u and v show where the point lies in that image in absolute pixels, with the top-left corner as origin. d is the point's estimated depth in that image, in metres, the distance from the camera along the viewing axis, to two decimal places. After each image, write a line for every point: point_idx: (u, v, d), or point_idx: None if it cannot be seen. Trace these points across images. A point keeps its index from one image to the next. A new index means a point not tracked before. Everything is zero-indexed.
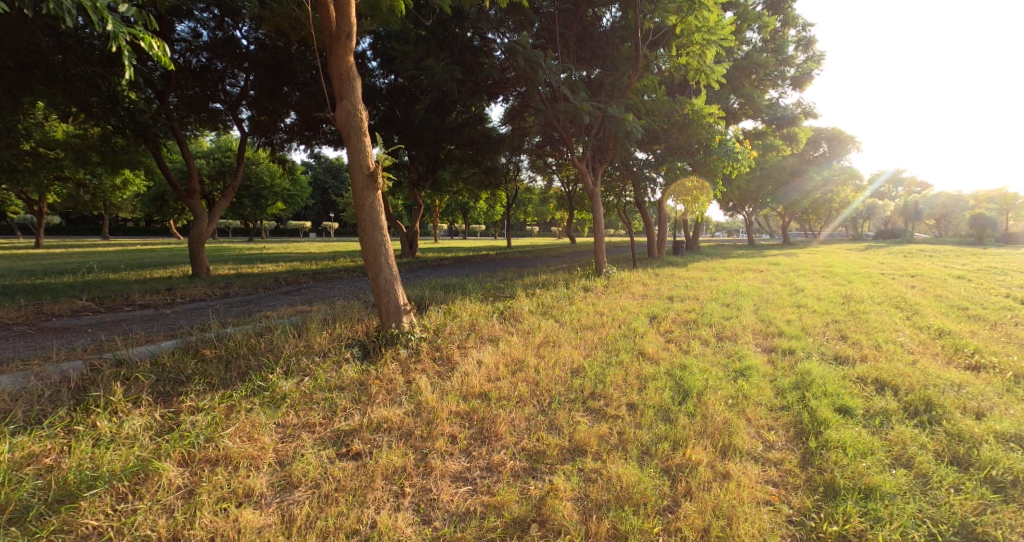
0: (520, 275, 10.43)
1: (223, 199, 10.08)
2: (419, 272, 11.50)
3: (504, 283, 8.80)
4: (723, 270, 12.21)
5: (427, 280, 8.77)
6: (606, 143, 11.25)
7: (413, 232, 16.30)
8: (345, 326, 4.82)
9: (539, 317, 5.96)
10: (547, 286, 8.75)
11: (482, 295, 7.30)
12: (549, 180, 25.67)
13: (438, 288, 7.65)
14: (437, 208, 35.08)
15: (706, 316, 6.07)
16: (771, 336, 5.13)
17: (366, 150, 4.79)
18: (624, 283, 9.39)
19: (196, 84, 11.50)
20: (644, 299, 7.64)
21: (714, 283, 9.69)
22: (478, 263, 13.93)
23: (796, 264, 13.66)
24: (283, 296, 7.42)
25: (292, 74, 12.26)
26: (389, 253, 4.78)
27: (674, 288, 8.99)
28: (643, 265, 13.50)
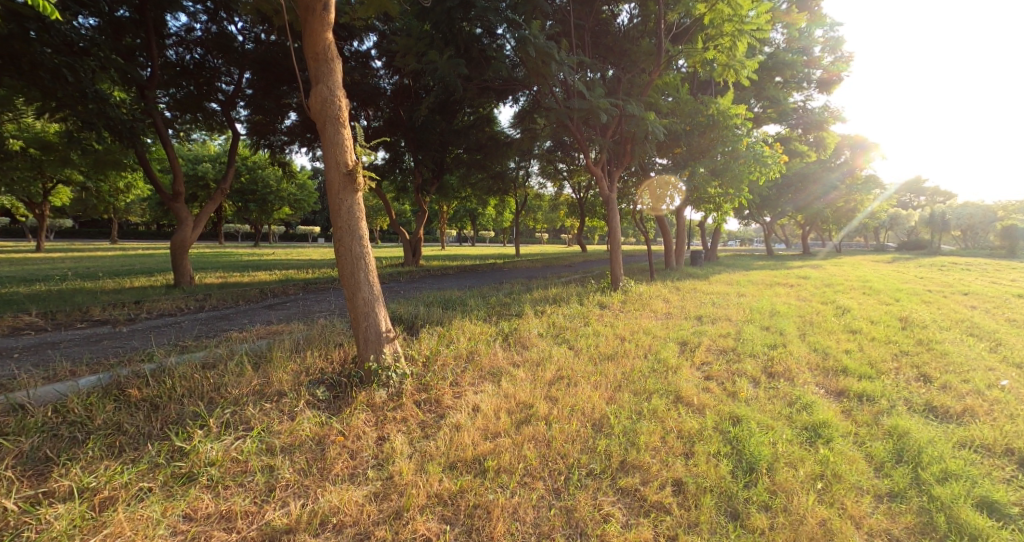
0: (530, 288, 9.59)
1: (212, 202, 9.40)
2: (421, 283, 10.71)
3: (512, 298, 7.96)
4: (751, 284, 11.25)
5: (426, 295, 7.95)
6: (624, 146, 10.41)
7: (416, 239, 15.56)
8: (317, 356, 4.01)
9: (551, 343, 5.11)
10: (559, 302, 7.90)
11: (485, 313, 6.46)
12: (561, 186, 24.86)
13: (436, 304, 6.83)
14: (446, 215, 34.40)
15: (746, 342, 5.20)
16: (831, 372, 4.26)
17: (345, 144, 3.99)
18: (643, 299, 8.49)
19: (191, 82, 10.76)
20: (670, 319, 6.76)
21: (743, 300, 8.78)
22: (485, 274, 13.14)
23: (828, 278, 12.66)
24: (264, 311, 6.63)
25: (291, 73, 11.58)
26: (370, 268, 3.97)
27: (700, 305, 8.09)
28: (662, 277, 12.59)
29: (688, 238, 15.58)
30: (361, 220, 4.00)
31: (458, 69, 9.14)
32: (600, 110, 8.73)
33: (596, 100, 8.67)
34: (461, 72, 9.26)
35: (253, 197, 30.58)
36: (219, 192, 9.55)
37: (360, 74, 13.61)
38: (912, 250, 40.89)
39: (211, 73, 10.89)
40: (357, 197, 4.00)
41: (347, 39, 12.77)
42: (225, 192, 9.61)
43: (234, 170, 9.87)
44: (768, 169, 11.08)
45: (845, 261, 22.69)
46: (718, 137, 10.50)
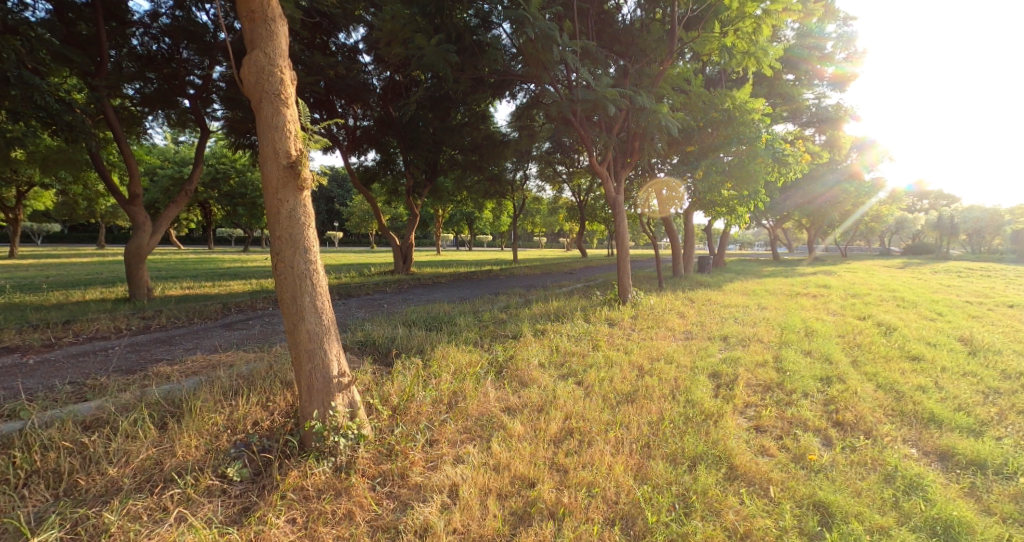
0: (529, 301, 8.67)
1: (175, 205, 8.47)
2: (409, 294, 9.75)
3: (508, 314, 7.04)
4: (769, 295, 10.33)
5: (411, 310, 7.02)
6: (631, 143, 9.52)
7: (408, 246, 14.67)
8: (248, 405, 3.09)
9: (556, 378, 4.20)
10: (563, 318, 6.97)
11: (476, 335, 5.52)
12: (560, 189, 23.93)
13: (420, 323, 5.89)
14: (441, 218, 33.40)
15: (791, 374, 4.30)
16: (914, 422, 3.35)
17: (287, 128, 3.01)
18: (657, 315, 7.55)
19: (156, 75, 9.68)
20: (691, 341, 5.84)
21: (768, 314, 7.88)
22: (481, 283, 12.23)
23: (851, 287, 11.77)
24: (218, 332, 5.66)
25: None
26: (320, 291, 3.00)
27: (721, 321, 7.18)
28: (671, 286, 11.67)
29: (696, 241, 14.51)
30: (309, 227, 3.03)
31: (449, 57, 8.25)
32: (608, 102, 7.85)
33: (603, 90, 7.80)
34: (453, 60, 8.37)
35: (242, 201, 29.59)
36: (183, 193, 8.59)
37: (348, 69, 12.72)
38: (919, 254, 40.15)
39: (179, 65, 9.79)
40: (303, 197, 3.03)
41: (333, 30, 11.90)
42: (190, 193, 8.65)
43: (201, 165, 8.89)
44: (787, 168, 10.24)
45: (858, 267, 21.78)
46: (734, 134, 9.63)
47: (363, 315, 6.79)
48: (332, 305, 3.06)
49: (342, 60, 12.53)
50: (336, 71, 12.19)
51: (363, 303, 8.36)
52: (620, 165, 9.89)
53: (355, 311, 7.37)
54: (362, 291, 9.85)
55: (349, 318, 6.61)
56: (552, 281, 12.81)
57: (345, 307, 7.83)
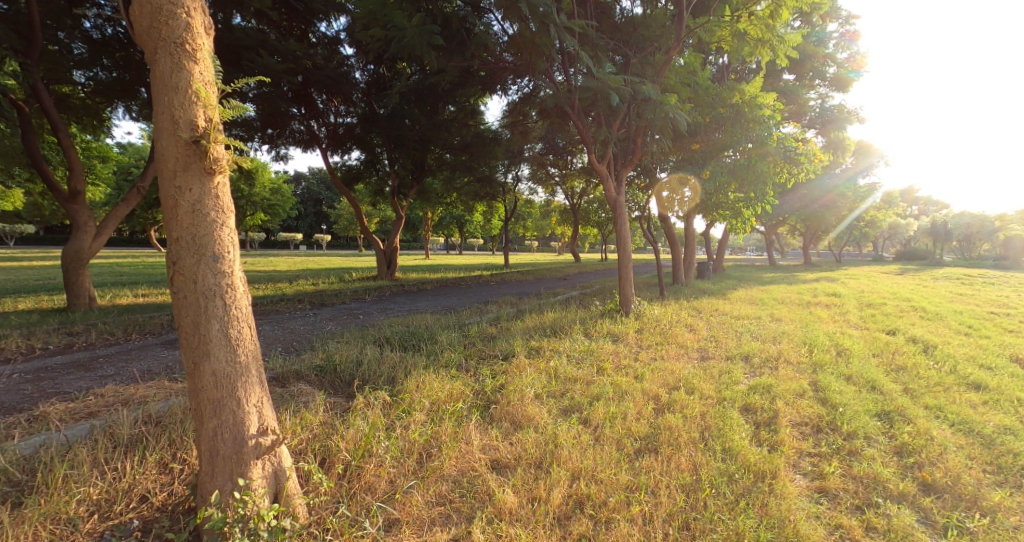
0: (522, 312, 7.88)
1: (124, 205, 7.57)
2: (390, 303, 8.92)
3: (497, 329, 6.22)
4: (778, 305, 9.66)
5: (387, 325, 6.19)
6: (634, 139, 8.77)
7: (392, 250, 13.85)
8: (138, 470, 2.33)
9: (557, 416, 3.42)
10: (560, 333, 6.17)
11: (460, 358, 4.69)
12: (553, 191, 23.20)
13: (394, 342, 5.03)
14: (431, 222, 32.58)
15: (842, 409, 3.55)
16: (1021, 485, 2.62)
17: (192, 89, 2.15)
18: (664, 328, 6.78)
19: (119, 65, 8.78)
20: (709, 362, 5.08)
21: (784, 327, 7.18)
22: (470, 290, 11.43)
23: (862, 296, 11.13)
24: (156, 351, 4.78)
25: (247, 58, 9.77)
26: (238, 315, 2.14)
27: (736, 336, 6.44)
28: (673, 294, 10.96)
29: (696, 246, 13.80)
30: (224, 224, 2.17)
31: (434, 39, 7.48)
32: (611, 91, 7.10)
33: (605, 78, 7.06)
34: (438, 44, 7.59)
35: None
36: (134, 190, 7.67)
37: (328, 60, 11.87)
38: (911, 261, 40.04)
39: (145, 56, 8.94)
40: (214, 183, 2.18)
41: (312, 17, 11.09)
42: (142, 191, 7.72)
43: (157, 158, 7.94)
44: (797, 169, 9.60)
45: (857, 273, 21.27)
46: (744, 131, 8.96)
47: (332, 330, 5.93)
48: (256, 332, 2.21)
49: (322, 50, 11.71)
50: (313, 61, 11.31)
51: (337, 314, 7.51)
52: (620, 165, 9.16)
53: (325, 325, 6.52)
54: (338, 299, 8.99)
55: (315, 334, 5.75)
56: (545, 288, 12.05)
57: (315, 319, 6.97)
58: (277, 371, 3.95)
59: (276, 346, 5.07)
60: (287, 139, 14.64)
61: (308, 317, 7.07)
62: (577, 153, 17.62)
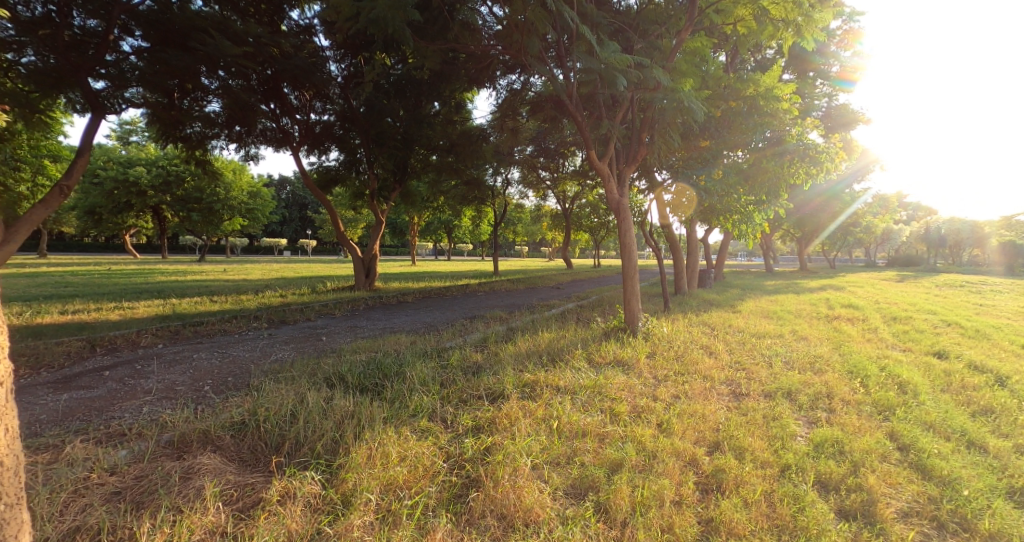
0: (513, 332, 6.87)
1: (41, 207, 6.33)
2: (362, 319, 7.86)
3: (484, 357, 5.19)
4: (796, 319, 8.77)
5: (349, 354, 5.11)
6: (637, 134, 7.81)
7: (371, 257, 12.74)
8: None
9: (573, 509, 2.45)
10: (561, 362, 5.16)
11: (435, 405, 3.66)
12: (544, 195, 22.22)
13: (352, 380, 3.97)
14: (417, 227, 31.54)
15: (965, 491, 2.60)
16: None
17: None
18: (681, 353, 5.80)
19: (57, 53, 7.72)
20: (746, 403, 4.10)
21: (815, 348, 6.27)
22: (456, 303, 10.38)
23: (881, 308, 10.30)
24: (38, 395, 3.69)
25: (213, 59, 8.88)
26: None
27: (765, 362, 5.49)
28: (677, 306, 10.02)
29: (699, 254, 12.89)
30: None
31: (408, 13, 6.47)
32: (617, 74, 6.13)
33: (612, 57, 6.07)
34: (414, 19, 6.58)
35: (197, 206, 27.18)
36: (55, 188, 6.39)
37: (298, 49, 10.76)
38: (903, 268, 39.88)
39: (98, 49, 8.01)
40: None
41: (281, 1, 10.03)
42: (66, 191, 6.45)
43: (87, 151, 6.60)
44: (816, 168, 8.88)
45: (858, 281, 20.61)
46: (762, 127, 8.19)
47: (280, 362, 4.85)
48: (12, 455, 1.92)
49: (293, 39, 10.63)
50: (281, 49, 10.20)
51: (296, 335, 6.42)
52: (623, 163, 8.17)
53: (276, 351, 5.44)
54: (303, 315, 7.89)
55: (257, 367, 4.65)
56: (538, 300, 11.06)
57: (266, 343, 5.85)
58: (176, 432, 2.85)
59: (199, 388, 3.97)
60: (257, 137, 13.48)
61: (258, 341, 5.96)
62: (570, 154, 16.69)
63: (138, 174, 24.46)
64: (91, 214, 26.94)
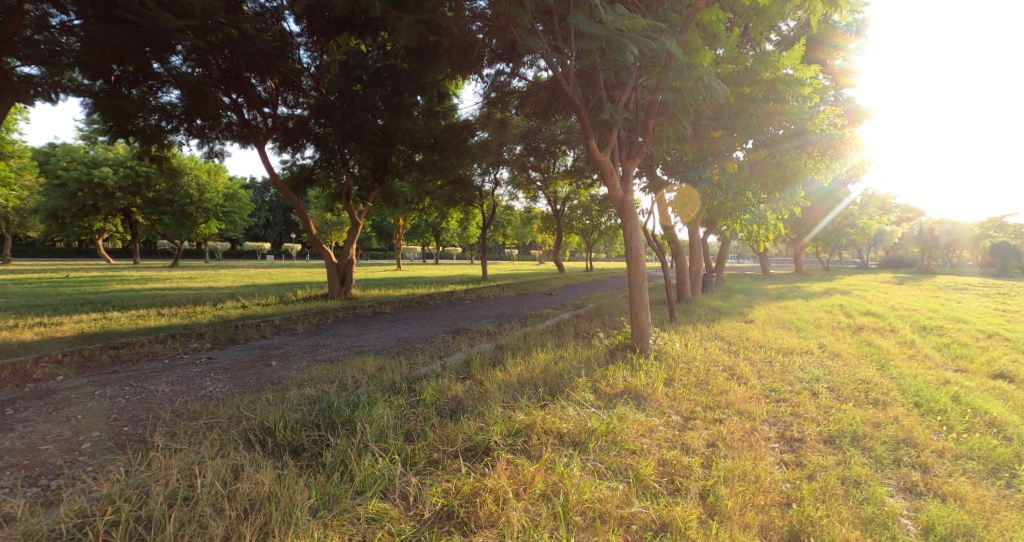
0: (503, 351, 5.89)
1: None
2: (328, 336, 6.85)
3: (466, 391, 4.18)
4: (817, 330, 7.92)
5: (297, 390, 4.07)
6: (642, 121, 6.84)
7: (347, 262, 11.59)
8: None
9: None
10: (561, 396, 4.19)
11: (394, 474, 2.65)
12: (534, 196, 21.27)
13: (282, 434, 2.94)
14: (403, 230, 30.51)
15: None
16: None
17: None
18: (703, 379, 4.85)
19: None
20: (805, 455, 3.17)
21: (856, 368, 5.36)
22: (440, 313, 9.43)
23: (904, 315, 9.48)
24: None
25: (158, 37, 7.73)
26: None
27: (805, 390, 4.58)
28: (684, 315, 9.13)
29: (703, 256, 12.07)
30: None
31: None
32: (625, 41, 5.19)
33: (618, 23, 5.11)
34: None
35: (169, 208, 25.96)
36: None
37: (261, 31, 9.66)
38: (896, 269, 39.56)
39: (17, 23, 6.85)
40: None
41: None
42: None
43: None
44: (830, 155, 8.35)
45: (861, 284, 19.86)
46: (780, 114, 7.50)
47: (203, 403, 3.77)
48: None
49: (256, 20, 9.55)
50: (240, 30, 9.10)
51: (241, 360, 5.33)
52: (624, 156, 7.24)
53: (211, 382, 4.42)
54: (258, 331, 6.79)
55: (170, 411, 3.57)
56: (530, 308, 10.14)
57: (198, 372, 4.75)
58: None
59: (72, 449, 2.89)
60: (221, 132, 12.38)
61: (189, 369, 4.85)
62: (561, 154, 15.87)
63: (104, 175, 23.25)
64: (54, 217, 25.42)
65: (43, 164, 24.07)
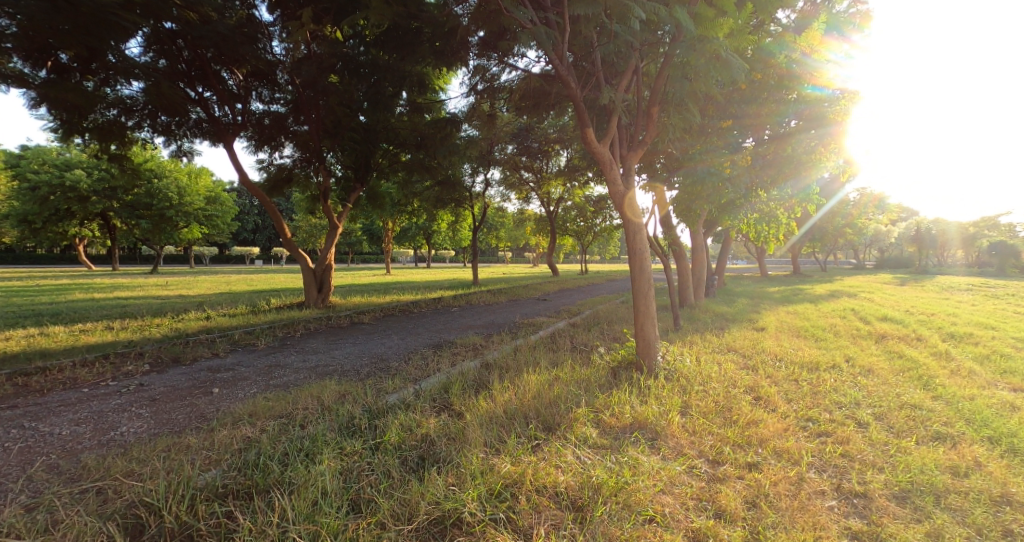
0: (490, 369, 5.14)
1: None
2: (289, 352, 6.05)
3: (440, 428, 3.41)
4: (836, 338, 7.25)
5: (228, 430, 3.29)
6: (647, 107, 6.08)
7: (324, 269, 10.75)
8: None
9: None
10: (556, 436, 3.46)
11: None
12: (526, 197, 20.53)
13: (172, 516, 2.32)
14: (392, 233, 29.65)
15: None
16: None
17: None
18: (725, 406, 4.11)
19: None
20: (876, 524, 2.45)
21: (897, 388, 4.63)
22: (424, 322, 8.68)
23: (925, 320, 8.82)
24: None
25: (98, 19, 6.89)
26: None
27: (847, 418, 3.84)
28: (688, 322, 8.44)
29: (706, 259, 11.41)
30: None
31: None
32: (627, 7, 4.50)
33: None
34: None
35: (146, 212, 25.05)
36: None
37: (225, 15, 8.85)
38: (895, 270, 39.11)
39: None
40: None
41: None
42: None
43: None
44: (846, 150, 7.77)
45: (866, 286, 19.17)
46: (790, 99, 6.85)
47: (98, 455, 2.97)
48: None
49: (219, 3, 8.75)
50: (199, 14, 8.30)
51: (179, 386, 4.52)
52: (624, 150, 6.51)
53: (129, 419, 3.63)
54: (211, 348, 5.96)
55: (51, 466, 2.78)
56: (522, 316, 9.42)
57: (116, 405, 3.92)
58: None
59: None
60: (190, 129, 11.54)
61: (107, 401, 4.03)
62: (554, 154, 15.21)
63: (76, 178, 22.26)
64: (25, 222, 24.38)
65: (13, 167, 23.05)
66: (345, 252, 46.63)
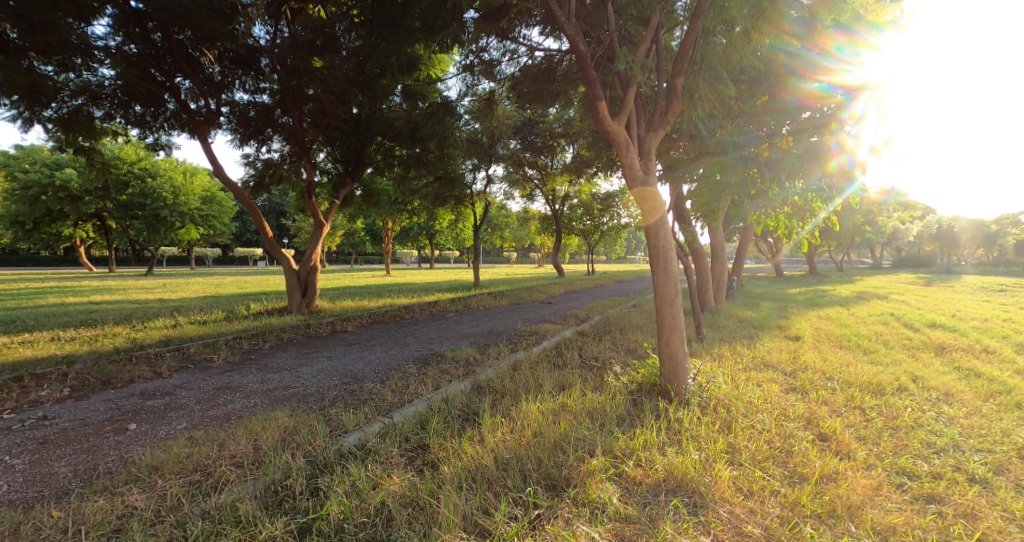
0: (481, 395, 4.19)
1: None
2: (249, 370, 5.14)
3: (403, 494, 2.49)
4: (887, 350, 6.24)
5: (104, 501, 2.35)
6: (672, 79, 5.07)
7: (309, 271, 9.85)
8: None
9: None
10: (564, 508, 2.52)
11: None
12: (531, 195, 19.55)
13: None
14: (394, 233, 28.76)
15: None
16: None
17: None
18: (783, 452, 3.14)
19: None
20: None
21: (996, 423, 3.65)
22: (415, 331, 7.74)
23: (981, 328, 7.75)
24: None
25: None
26: None
27: (952, 474, 2.88)
28: (712, 329, 7.45)
29: (727, 258, 10.42)
30: None
31: None
32: None
33: None
34: None
35: (141, 212, 24.27)
36: None
37: None
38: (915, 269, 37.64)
39: None
40: None
41: None
42: None
43: None
44: None
45: (894, 288, 17.97)
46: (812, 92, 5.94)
47: None
48: None
49: None
50: None
51: (90, 419, 3.62)
52: (643, 132, 5.51)
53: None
54: (156, 366, 5.05)
55: None
56: (523, 323, 8.46)
57: None
58: None
59: None
60: (165, 121, 10.66)
61: None
62: (559, 148, 14.24)
63: (67, 177, 21.54)
64: (18, 222, 23.74)
65: (4, 166, 22.37)
66: (349, 252, 45.86)
